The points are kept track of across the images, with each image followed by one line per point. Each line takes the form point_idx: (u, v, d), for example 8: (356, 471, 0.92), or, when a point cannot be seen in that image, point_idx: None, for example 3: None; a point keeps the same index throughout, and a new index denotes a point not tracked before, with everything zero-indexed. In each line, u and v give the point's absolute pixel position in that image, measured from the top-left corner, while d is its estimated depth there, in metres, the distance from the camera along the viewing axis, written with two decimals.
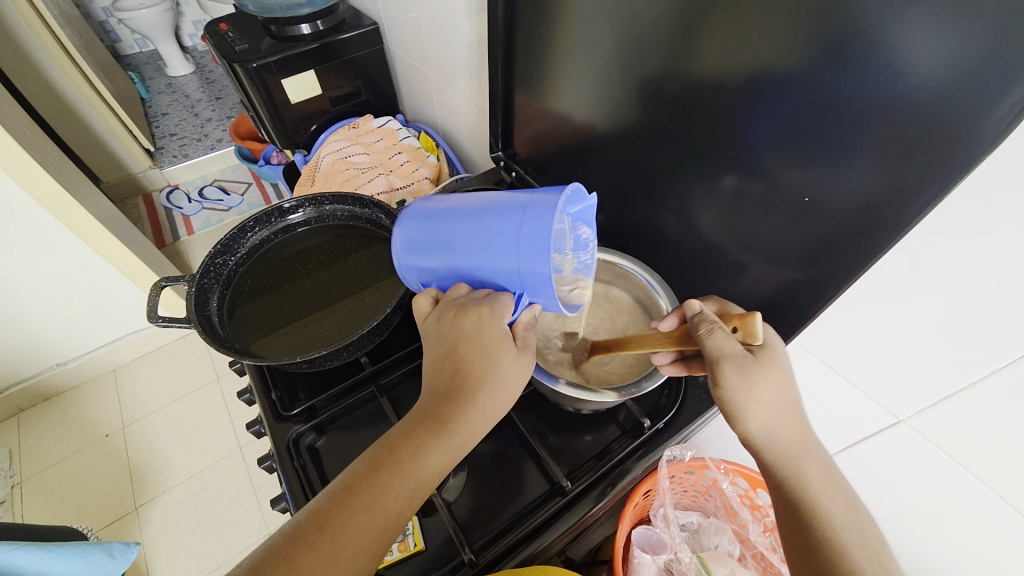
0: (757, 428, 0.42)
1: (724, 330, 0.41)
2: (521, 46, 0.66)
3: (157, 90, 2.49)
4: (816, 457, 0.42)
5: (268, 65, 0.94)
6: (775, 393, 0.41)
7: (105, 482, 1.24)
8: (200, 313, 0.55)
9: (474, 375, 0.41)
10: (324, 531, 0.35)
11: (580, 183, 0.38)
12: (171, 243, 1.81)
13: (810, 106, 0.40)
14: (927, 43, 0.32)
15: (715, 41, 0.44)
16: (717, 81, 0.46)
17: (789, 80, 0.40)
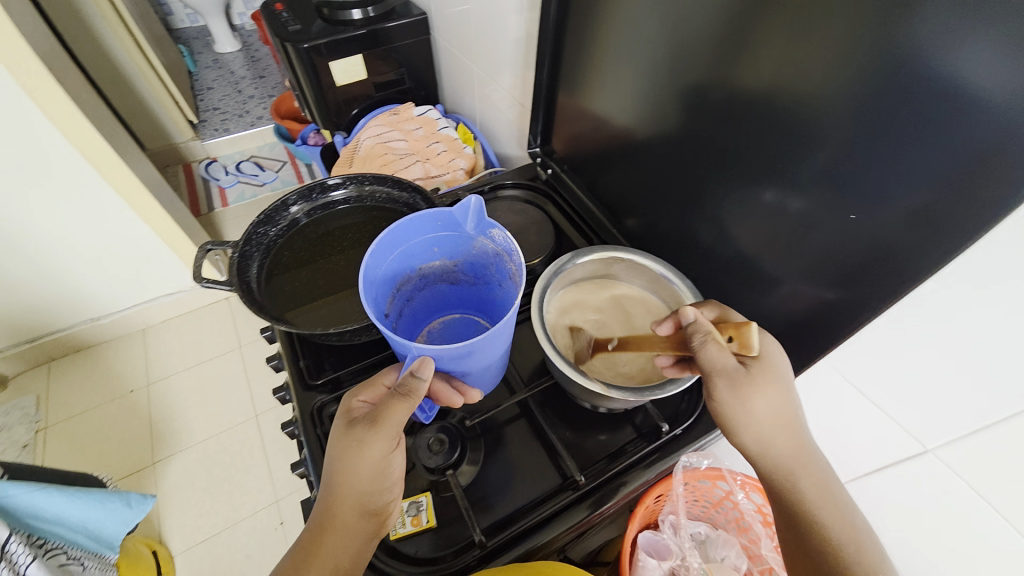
0: (753, 445, 0.42)
1: (717, 342, 0.42)
2: (569, 45, 0.67)
3: (205, 65, 2.57)
4: (814, 474, 0.42)
5: (319, 47, 0.96)
6: (772, 409, 0.41)
7: (126, 435, 1.30)
8: (240, 278, 0.57)
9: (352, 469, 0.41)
10: None
11: (409, 216, 0.48)
12: (206, 213, 1.87)
13: (863, 123, 0.39)
14: (994, 67, 0.31)
15: (769, 53, 0.43)
16: (769, 91, 0.45)
17: (845, 94, 0.39)
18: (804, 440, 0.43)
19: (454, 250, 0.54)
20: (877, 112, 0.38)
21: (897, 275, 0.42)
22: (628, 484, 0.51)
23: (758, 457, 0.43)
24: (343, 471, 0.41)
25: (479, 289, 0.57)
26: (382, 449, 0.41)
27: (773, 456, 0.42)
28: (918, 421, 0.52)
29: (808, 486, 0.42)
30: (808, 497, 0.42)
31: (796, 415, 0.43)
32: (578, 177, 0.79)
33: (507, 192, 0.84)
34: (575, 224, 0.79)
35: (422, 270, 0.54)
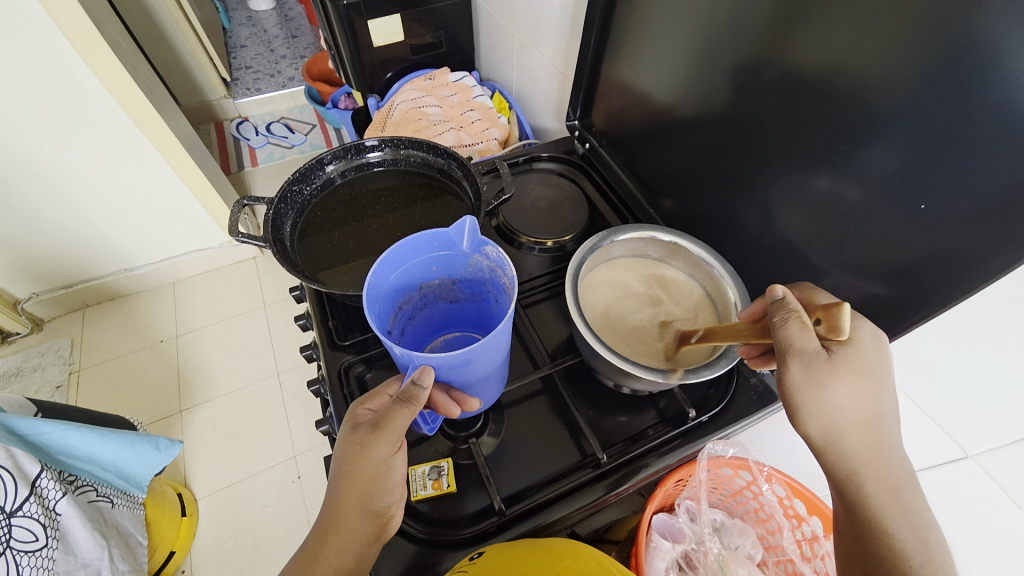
0: (821, 436, 0.39)
1: (801, 322, 0.38)
2: (620, 13, 0.63)
3: (239, 23, 2.56)
4: (886, 477, 0.39)
5: (357, 5, 0.93)
6: (854, 400, 0.38)
7: (155, 383, 1.35)
8: (275, 235, 0.58)
9: (354, 479, 0.41)
10: None
11: (402, 239, 0.45)
12: (236, 172, 1.89)
13: (948, 104, 0.36)
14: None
15: (834, 32, 0.41)
16: (840, 67, 0.42)
17: (932, 71, 0.36)
18: (884, 441, 0.39)
19: (452, 268, 0.51)
20: (966, 92, 0.35)
21: (960, 272, 0.39)
22: (649, 467, 0.51)
23: (824, 448, 0.40)
24: (347, 476, 0.41)
25: (479, 307, 0.55)
26: (380, 457, 0.40)
27: (840, 451, 0.39)
28: (962, 427, 0.49)
29: (876, 488, 0.39)
30: (873, 500, 0.39)
31: (880, 410, 0.39)
32: (617, 153, 0.76)
33: (542, 164, 0.82)
34: (609, 201, 0.77)
35: (423, 289, 0.52)
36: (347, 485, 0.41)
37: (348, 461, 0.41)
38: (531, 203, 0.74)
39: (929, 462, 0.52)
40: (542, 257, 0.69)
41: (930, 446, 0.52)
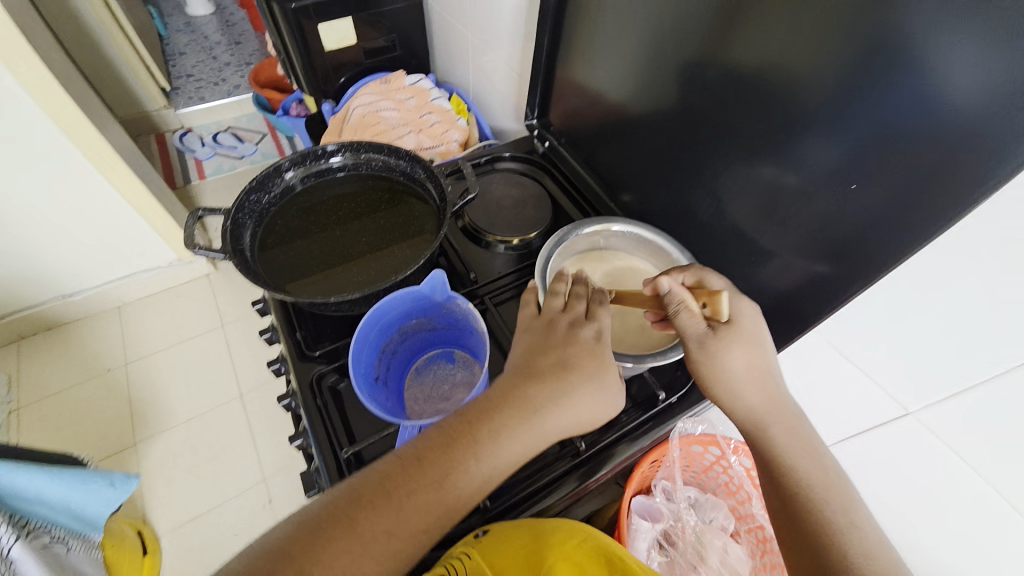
0: (722, 399, 0.43)
1: (690, 310, 0.44)
2: (571, 16, 0.65)
3: (176, 29, 2.43)
4: (789, 425, 0.43)
5: (306, 9, 0.91)
6: (743, 363, 0.43)
7: (107, 414, 1.27)
8: (235, 246, 0.56)
9: (566, 364, 0.44)
10: (391, 496, 0.38)
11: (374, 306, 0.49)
12: (182, 187, 1.79)
13: (863, 94, 0.40)
14: (984, 59, 0.32)
15: (768, 30, 0.44)
16: (774, 63, 0.45)
17: (851, 77, 0.40)
18: (780, 392, 0.43)
19: (427, 312, 0.54)
20: (871, 80, 0.39)
21: (883, 248, 0.43)
22: (625, 450, 0.53)
23: (728, 411, 0.44)
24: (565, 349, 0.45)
25: (456, 336, 0.57)
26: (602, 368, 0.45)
27: (744, 407, 0.43)
28: (901, 387, 0.54)
29: (781, 437, 0.42)
30: (783, 450, 0.42)
31: (769, 369, 0.44)
32: (575, 150, 0.79)
33: (504, 164, 0.82)
34: (571, 198, 0.78)
35: (403, 331, 0.55)
36: (560, 365, 0.44)
37: (429, 443, 0.40)
38: (496, 202, 0.75)
39: (879, 419, 0.58)
40: (508, 254, 0.70)
41: (879, 408, 0.57)
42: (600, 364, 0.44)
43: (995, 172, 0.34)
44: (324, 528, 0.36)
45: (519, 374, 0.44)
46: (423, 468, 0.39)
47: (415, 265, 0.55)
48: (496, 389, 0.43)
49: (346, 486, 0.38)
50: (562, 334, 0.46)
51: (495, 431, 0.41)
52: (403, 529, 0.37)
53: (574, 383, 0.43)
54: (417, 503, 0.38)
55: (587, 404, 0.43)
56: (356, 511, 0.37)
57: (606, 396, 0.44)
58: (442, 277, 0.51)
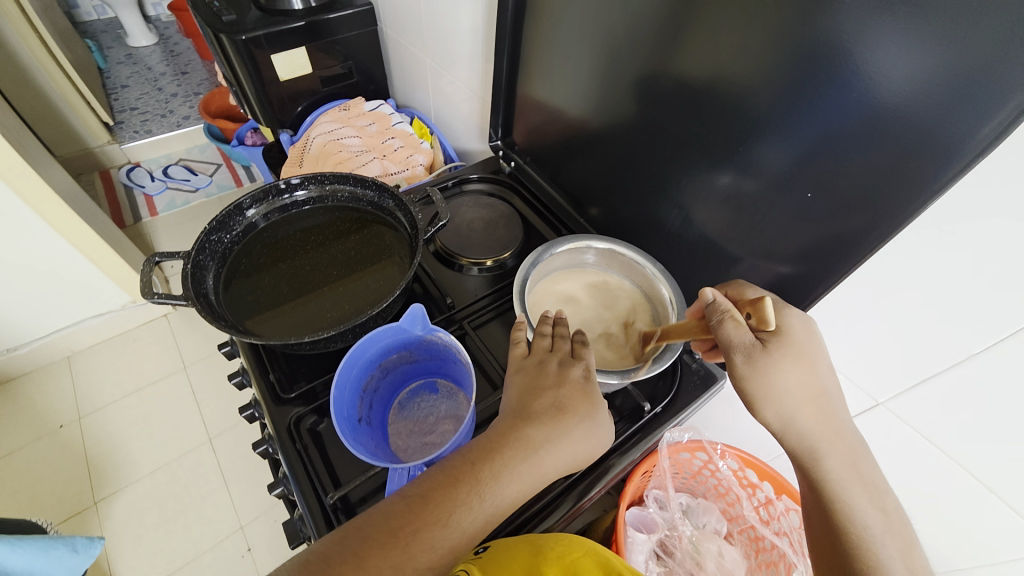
0: (775, 420, 0.43)
1: (735, 320, 0.42)
2: (529, 37, 0.67)
3: (117, 61, 2.34)
4: (846, 453, 0.43)
5: (257, 39, 0.89)
6: (795, 380, 0.42)
7: (62, 475, 1.17)
8: (196, 291, 0.53)
9: (566, 403, 0.44)
10: (396, 536, 0.38)
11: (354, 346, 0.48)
12: (132, 224, 1.71)
13: (809, 96, 0.41)
14: (924, 56, 0.33)
15: (716, 43, 0.45)
16: (723, 74, 0.47)
17: (795, 80, 0.41)
18: (835, 413, 0.43)
19: (408, 344, 0.53)
20: (816, 81, 0.40)
21: (853, 248, 0.44)
22: (617, 465, 0.52)
23: (781, 431, 0.43)
24: (560, 383, 0.45)
25: (439, 366, 0.56)
26: (597, 404, 0.45)
27: (796, 428, 0.43)
28: (872, 380, 0.52)
29: (834, 462, 0.43)
30: (832, 475, 0.43)
31: (823, 386, 0.43)
32: (540, 167, 0.80)
33: (471, 186, 0.83)
34: (542, 216, 0.80)
35: (383, 366, 0.53)
36: (561, 406, 0.44)
37: (432, 486, 0.40)
38: (466, 225, 0.75)
39: (844, 416, 0.58)
40: (482, 276, 0.70)
41: (844, 403, 0.57)
42: (589, 405, 0.45)
43: (955, 164, 0.35)
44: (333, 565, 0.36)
45: (521, 410, 0.44)
46: (426, 507, 0.39)
47: (389, 295, 0.54)
48: (496, 428, 0.44)
49: (352, 527, 0.38)
50: (552, 376, 0.46)
51: (497, 467, 0.41)
52: (411, 568, 0.37)
53: (571, 417, 0.44)
54: (422, 545, 0.38)
55: (583, 440, 0.44)
56: (358, 556, 0.36)
57: (599, 431, 0.45)
58: (422, 310, 0.50)
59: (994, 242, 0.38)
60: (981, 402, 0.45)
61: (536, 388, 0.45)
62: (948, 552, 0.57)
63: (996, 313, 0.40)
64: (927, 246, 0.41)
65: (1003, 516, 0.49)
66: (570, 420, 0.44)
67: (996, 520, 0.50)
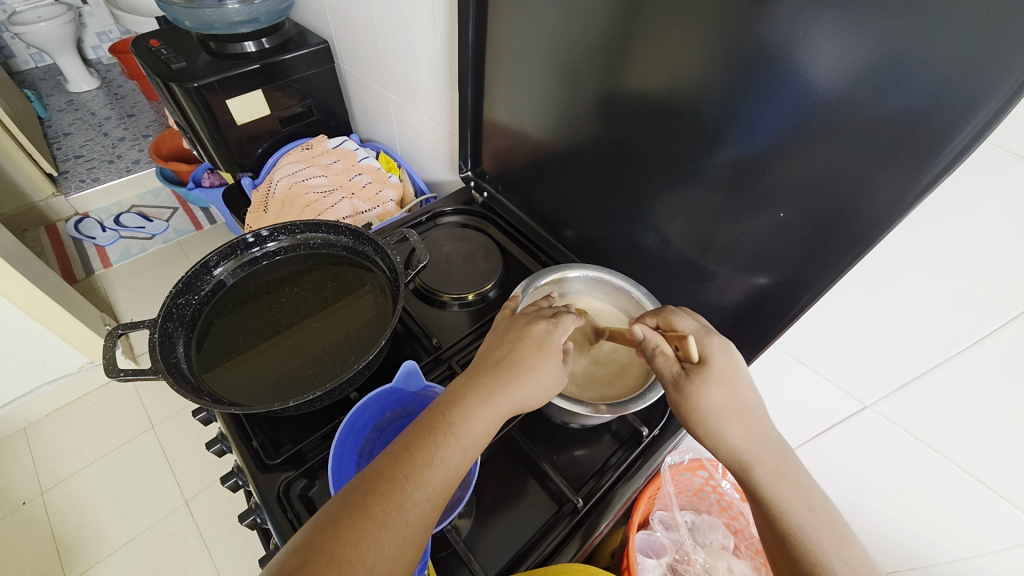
0: (705, 437, 0.43)
1: (665, 353, 0.46)
2: (492, 68, 0.67)
3: (57, 108, 2.24)
4: (770, 460, 0.42)
5: (211, 84, 0.86)
6: (719, 403, 0.43)
7: (23, 558, 1.08)
8: (167, 361, 0.51)
9: (520, 349, 0.47)
10: (392, 481, 0.38)
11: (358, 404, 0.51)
12: (85, 278, 1.60)
13: (761, 106, 0.42)
14: (858, 49, 0.35)
15: (670, 67, 0.47)
16: (677, 93, 0.47)
17: (743, 92, 0.43)
18: (760, 426, 0.43)
19: (400, 401, 0.55)
20: (765, 92, 0.41)
21: (830, 265, 0.45)
22: (622, 495, 0.52)
23: (714, 447, 0.44)
24: (518, 336, 0.49)
25: None
26: (551, 340, 0.49)
27: (726, 444, 0.43)
28: (857, 384, 0.55)
29: (763, 475, 0.42)
30: (763, 484, 0.41)
31: (750, 402, 0.43)
32: (512, 194, 0.79)
33: (446, 219, 0.83)
34: (519, 243, 0.80)
35: (379, 426, 0.54)
36: (513, 353, 0.47)
37: (411, 436, 0.40)
38: (445, 260, 0.75)
39: (842, 415, 0.59)
40: (464, 311, 0.70)
41: (838, 404, 0.59)
42: (544, 354, 0.47)
43: (942, 157, 0.35)
44: (333, 520, 0.35)
45: (487, 360, 0.47)
46: (411, 452, 0.40)
47: (376, 346, 0.54)
48: (459, 380, 0.46)
49: (345, 488, 0.37)
50: (519, 327, 0.50)
51: (467, 407, 0.43)
52: (412, 503, 0.37)
53: (527, 362, 0.46)
54: (419, 483, 0.38)
55: (542, 380, 0.47)
56: (361, 506, 0.36)
57: (552, 374, 0.47)
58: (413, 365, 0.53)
59: (968, 242, 0.40)
60: (968, 393, 0.46)
61: (491, 347, 0.49)
62: (947, 544, 0.58)
63: (969, 309, 0.42)
64: (907, 247, 0.43)
65: (997, 506, 0.50)
66: (526, 356, 0.47)
67: (991, 510, 0.51)
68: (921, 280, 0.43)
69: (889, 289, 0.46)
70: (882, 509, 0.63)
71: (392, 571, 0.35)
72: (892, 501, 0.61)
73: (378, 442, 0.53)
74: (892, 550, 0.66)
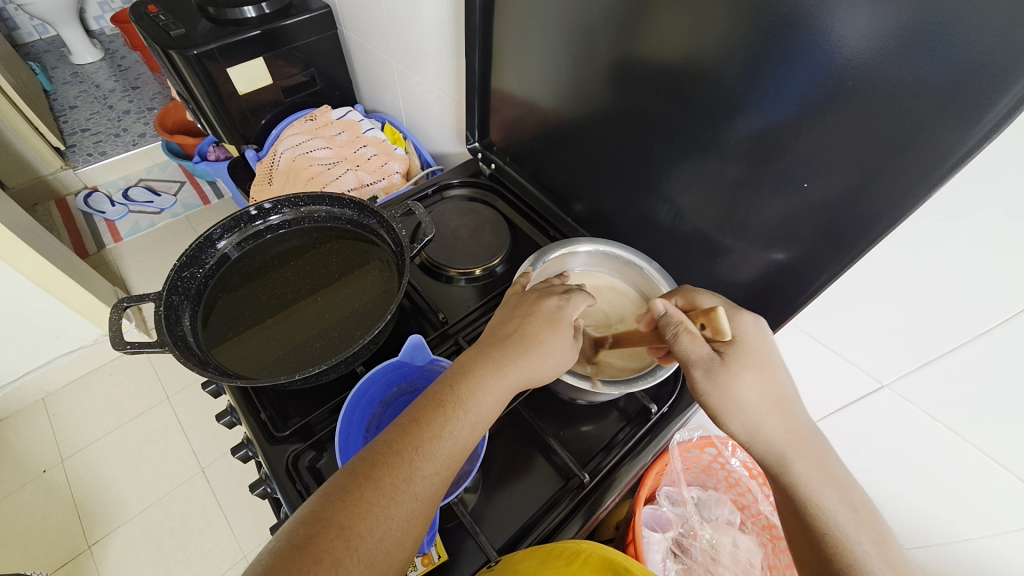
0: (741, 431, 0.43)
1: (690, 332, 0.44)
2: (500, 32, 0.64)
3: (62, 80, 2.21)
4: (811, 456, 0.42)
5: (211, 51, 0.84)
6: (756, 390, 0.42)
7: (50, 522, 1.12)
8: (173, 334, 0.51)
9: (530, 325, 0.46)
10: (401, 454, 0.37)
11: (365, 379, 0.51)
12: (96, 252, 1.62)
13: (784, 73, 0.39)
14: (891, 13, 0.32)
15: (689, 26, 0.43)
16: (696, 58, 0.45)
17: (765, 58, 0.40)
18: (797, 419, 0.43)
19: (407, 375, 0.55)
20: (790, 58, 0.38)
21: (850, 241, 0.43)
22: (628, 471, 0.52)
23: (748, 441, 0.43)
24: (529, 311, 0.48)
25: None
26: (562, 315, 0.48)
27: (763, 439, 0.42)
28: (874, 363, 0.53)
29: (803, 468, 0.41)
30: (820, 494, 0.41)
31: (787, 394, 0.43)
32: (521, 166, 0.77)
33: (453, 192, 0.81)
34: (528, 217, 0.78)
35: (385, 401, 0.54)
36: (523, 328, 0.46)
37: (419, 409, 0.40)
38: (452, 234, 0.74)
39: (857, 394, 0.58)
40: (471, 286, 0.69)
41: (853, 383, 0.58)
42: (555, 330, 0.47)
43: (970, 136, 0.33)
44: (342, 492, 0.35)
45: (497, 335, 0.46)
46: (420, 426, 0.39)
47: (382, 321, 0.54)
48: (468, 354, 0.45)
49: (354, 461, 0.37)
50: (529, 302, 0.49)
51: (476, 381, 0.42)
52: (421, 476, 0.37)
53: (537, 338, 0.46)
54: (428, 457, 0.38)
55: (551, 357, 0.46)
56: (370, 479, 0.36)
57: (562, 350, 0.47)
58: (418, 340, 0.53)
59: (1001, 222, 0.37)
60: (995, 376, 0.44)
61: (501, 322, 0.48)
62: (956, 522, 0.58)
63: (999, 289, 0.40)
64: (933, 225, 0.41)
65: (1014, 487, 0.49)
66: (537, 331, 0.46)
67: (1007, 491, 0.50)
68: (950, 261, 0.41)
69: (919, 268, 0.43)
70: (895, 488, 0.62)
71: (401, 543, 0.35)
72: (905, 483, 0.60)
73: (384, 417, 0.53)
74: (899, 526, 0.65)
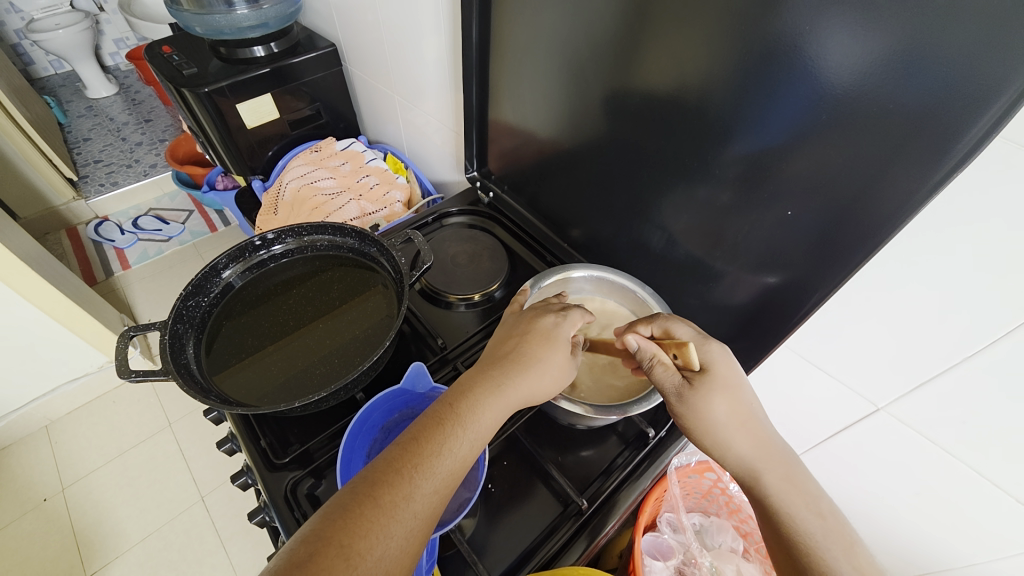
0: (711, 446, 0.43)
1: (664, 364, 0.45)
2: (497, 67, 0.67)
3: (78, 114, 2.30)
4: (781, 468, 0.42)
5: (221, 88, 0.88)
6: (724, 410, 0.42)
7: (47, 552, 1.11)
8: (177, 362, 0.52)
9: (529, 344, 0.47)
10: (401, 471, 0.38)
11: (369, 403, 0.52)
12: (104, 280, 1.65)
13: (772, 103, 0.41)
14: (870, 45, 0.34)
15: (676, 62, 0.46)
16: (685, 90, 0.47)
17: (755, 89, 0.42)
18: (767, 434, 0.43)
19: (410, 402, 0.55)
20: (778, 88, 0.40)
21: (838, 263, 0.44)
22: (628, 496, 0.52)
23: (720, 456, 0.43)
24: (526, 330, 0.48)
25: None
26: (560, 333, 0.48)
27: (735, 454, 0.43)
28: (869, 386, 0.54)
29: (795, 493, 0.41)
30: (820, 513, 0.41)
31: (755, 411, 0.43)
32: (518, 193, 0.79)
33: (452, 220, 0.84)
34: (525, 243, 0.80)
35: (387, 427, 0.54)
36: (522, 348, 0.47)
37: (420, 427, 0.41)
38: (451, 260, 0.75)
39: (855, 417, 0.58)
40: (471, 312, 0.70)
41: (849, 405, 0.58)
42: (553, 346, 0.47)
43: (948, 159, 0.34)
44: (341, 511, 0.35)
45: (496, 355, 0.47)
46: (421, 444, 0.40)
47: (382, 347, 0.54)
48: (468, 374, 0.46)
49: (352, 482, 0.37)
50: (527, 321, 0.50)
51: (475, 400, 0.43)
52: (420, 494, 0.38)
53: (535, 356, 0.46)
54: (428, 475, 0.38)
55: (549, 375, 0.46)
56: (370, 497, 0.36)
57: (560, 367, 0.47)
58: (421, 367, 0.54)
59: (989, 245, 0.38)
60: (990, 396, 0.44)
61: (499, 341, 0.49)
62: (962, 549, 0.57)
63: (987, 309, 0.41)
64: (923, 248, 0.42)
65: (1013, 509, 0.49)
66: (535, 350, 0.47)
67: (1010, 513, 0.49)
68: (937, 283, 0.42)
69: (908, 291, 0.44)
70: (898, 513, 0.61)
71: (400, 562, 0.35)
72: (907, 508, 0.59)
73: (385, 443, 0.53)
74: (906, 554, 0.64)
